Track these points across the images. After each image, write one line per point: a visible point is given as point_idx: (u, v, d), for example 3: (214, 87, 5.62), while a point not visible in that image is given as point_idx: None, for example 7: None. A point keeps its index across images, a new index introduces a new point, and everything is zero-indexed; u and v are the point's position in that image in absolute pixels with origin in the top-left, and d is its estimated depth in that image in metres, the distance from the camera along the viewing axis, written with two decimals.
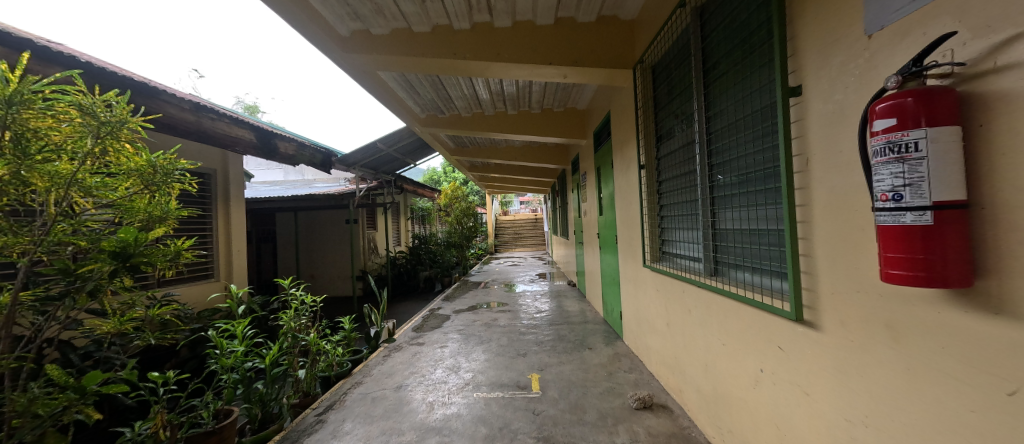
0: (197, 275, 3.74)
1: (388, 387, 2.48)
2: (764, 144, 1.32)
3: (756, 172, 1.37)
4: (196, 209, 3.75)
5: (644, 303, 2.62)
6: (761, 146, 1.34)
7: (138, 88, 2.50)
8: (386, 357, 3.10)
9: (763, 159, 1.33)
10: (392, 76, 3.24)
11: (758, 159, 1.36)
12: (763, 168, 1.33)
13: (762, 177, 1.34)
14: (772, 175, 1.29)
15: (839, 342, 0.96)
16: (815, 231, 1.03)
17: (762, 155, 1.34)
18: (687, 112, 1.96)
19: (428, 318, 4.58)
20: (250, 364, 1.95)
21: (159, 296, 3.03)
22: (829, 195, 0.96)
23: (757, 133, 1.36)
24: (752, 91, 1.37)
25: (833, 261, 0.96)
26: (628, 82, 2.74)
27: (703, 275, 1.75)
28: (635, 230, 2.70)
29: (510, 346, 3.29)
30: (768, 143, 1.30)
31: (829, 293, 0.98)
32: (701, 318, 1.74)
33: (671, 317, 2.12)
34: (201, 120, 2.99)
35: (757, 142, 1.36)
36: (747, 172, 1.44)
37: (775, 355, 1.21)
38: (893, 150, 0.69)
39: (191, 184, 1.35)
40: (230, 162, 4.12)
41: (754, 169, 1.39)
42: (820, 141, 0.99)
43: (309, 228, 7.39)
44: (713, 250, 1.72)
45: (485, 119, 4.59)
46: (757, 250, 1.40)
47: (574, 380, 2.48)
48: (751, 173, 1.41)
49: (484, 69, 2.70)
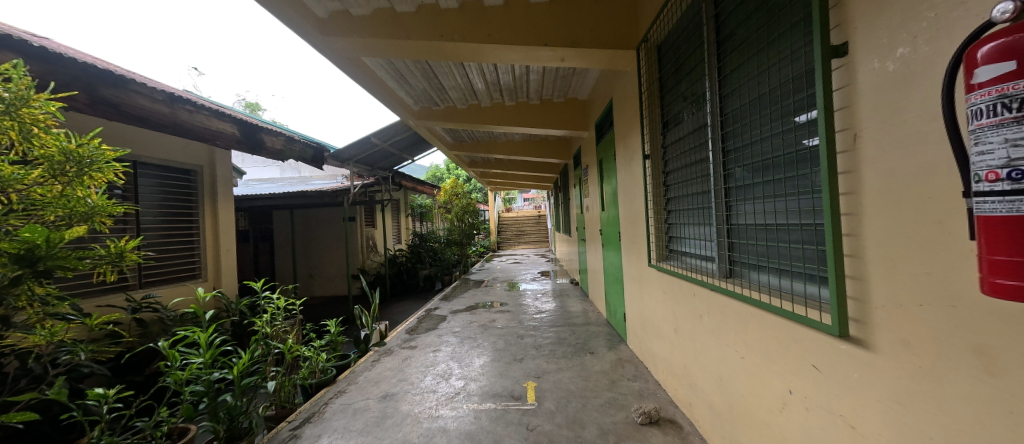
0: (182, 274, 3.59)
1: (373, 397, 2.31)
2: (793, 123, 1.11)
3: (783, 156, 1.16)
4: (180, 207, 3.61)
5: (649, 305, 2.40)
6: (790, 125, 1.13)
7: (102, 76, 2.32)
8: (375, 362, 2.93)
9: (793, 140, 1.11)
10: (379, 63, 3.05)
11: (785, 140, 1.15)
12: (791, 150, 1.12)
13: (791, 162, 1.13)
14: (803, 159, 1.08)
15: (901, 368, 0.74)
16: (864, 226, 0.81)
17: (791, 135, 1.12)
18: (696, 93, 1.74)
19: (423, 319, 4.39)
20: (217, 375, 1.79)
21: (136, 301, 2.91)
22: (887, 178, 0.74)
23: (786, 110, 1.14)
24: (780, 59, 1.15)
25: (893, 264, 0.75)
26: (630, 66, 2.52)
27: (716, 276, 1.54)
28: (640, 226, 2.48)
29: (507, 350, 3.10)
30: (797, 121, 1.09)
31: (887, 304, 0.77)
32: (713, 325, 1.53)
33: (679, 322, 1.91)
34: (176, 112, 2.83)
35: (784, 121, 1.15)
36: (770, 156, 1.23)
37: (809, 376, 1.00)
38: (1008, 107, 0.47)
39: (116, 172, 1.21)
40: (217, 158, 3.96)
41: (779, 153, 1.18)
42: (875, 111, 0.77)
43: (306, 226, 7.24)
44: (727, 248, 1.52)
45: (480, 111, 4.38)
46: (784, 249, 1.18)
47: (574, 389, 2.29)
48: (776, 158, 1.20)
49: (475, 53, 2.51)
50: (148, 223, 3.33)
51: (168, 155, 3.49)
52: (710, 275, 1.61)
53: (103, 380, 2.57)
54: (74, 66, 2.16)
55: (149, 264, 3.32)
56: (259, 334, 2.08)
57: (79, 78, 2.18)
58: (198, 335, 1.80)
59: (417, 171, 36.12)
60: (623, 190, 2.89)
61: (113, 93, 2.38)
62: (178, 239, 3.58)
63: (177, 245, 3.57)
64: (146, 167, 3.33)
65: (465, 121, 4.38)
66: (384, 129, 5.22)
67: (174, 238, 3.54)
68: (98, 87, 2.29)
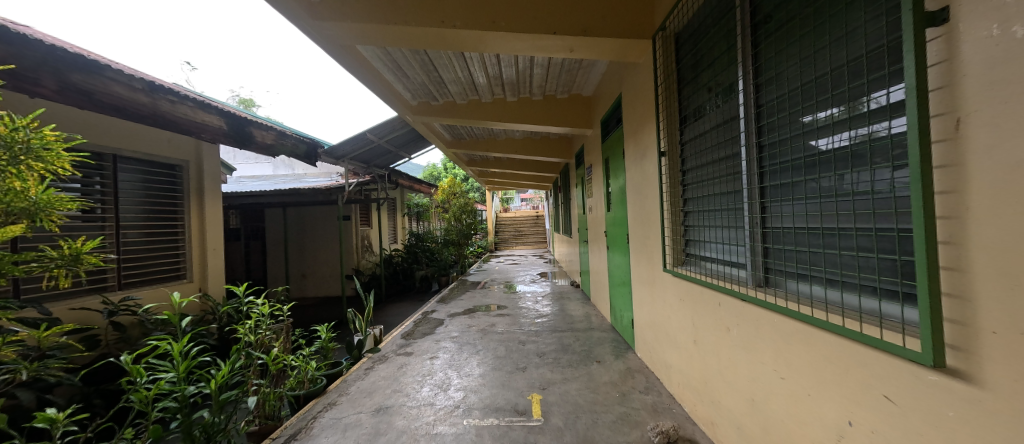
0: (165, 275, 3.39)
1: (365, 411, 2.14)
2: (850, 112, 0.96)
3: (835, 151, 1.02)
4: (164, 204, 3.42)
5: (662, 312, 2.25)
6: (845, 115, 0.98)
7: (75, 61, 2.12)
8: (369, 370, 2.75)
9: (850, 131, 0.97)
10: (375, 52, 2.87)
11: (839, 132, 1.00)
12: (846, 143, 0.98)
13: (847, 157, 0.99)
14: (861, 154, 0.94)
15: (1022, 413, 0.59)
16: (968, 233, 0.65)
17: (848, 126, 0.98)
18: (724, 83, 1.59)
19: (419, 323, 4.21)
20: (192, 389, 1.62)
21: (115, 303, 2.74)
22: (1004, 175, 0.59)
23: (838, 99, 1.00)
24: (836, 40, 1.00)
25: (1009, 282, 0.59)
26: (644, 57, 2.37)
27: (749, 286, 1.40)
28: (652, 228, 2.33)
29: (508, 357, 2.94)
30: (857, 110, 0.94)
31: (1001, 331, 0.61)
32: (744, 339, 1.39)
33: (699, 332, 1.76)
34: (157, 102, 2.63)
35: (837, 111, 1.01)
36: (817, 152, 1.09)
37: (879, 409, 0.85)
38: None
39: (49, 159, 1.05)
40: (203, 153, 3.76)
41: (829, 149, 1.04)
42: (989, 89, 0.61)
43: (299, 225, 7.03)
44: (761, 254, 1.38)
45: (481, 106, 4.21)
46: (839, 258, 1.04)
47: (582, 403, 2.13)
48: (826, 154, 1.06)
49: (480, 43, 2.35)
50: (129, 220, 3.14)
51: (150, 149, 3.29)
52: (740, 283, 1.48)
53: (73, 389, 2.39)
54: (41, 49, 1.96)
55: (131, 264, 3.13)
56: (240, 343, 1.89)
57: (47, 62, 1.98)
58: (171, 345, 1.62)
59: (415, 169, 35.81)
60: (633, 189, 2.74)
61: (86, 80, 2.17)
62: (162, 239, 3.39)
63: (161, 245, 3.37)
64: (127, 161, 3.14)
65: (466, 117, 4.21)
66: (380, 125, 5.04)
67: (158, 237, 3.34)
68: (69, 73, 2.10)
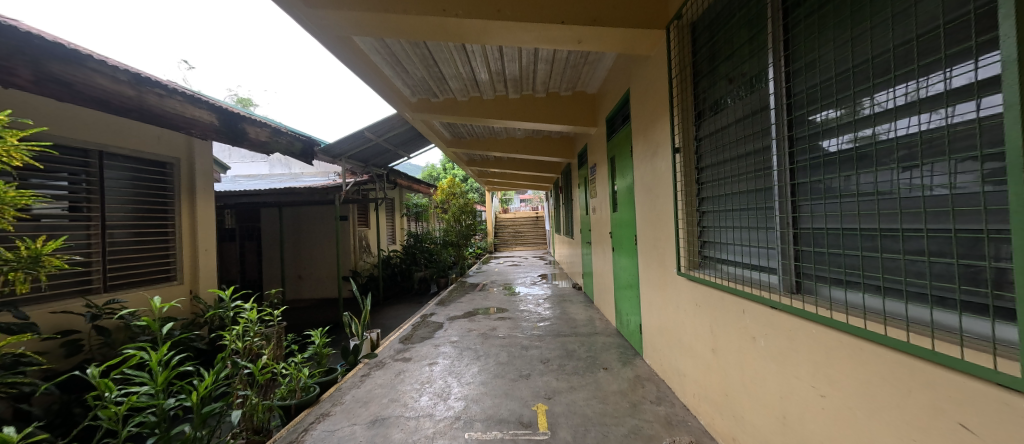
0: (155, 277, 3.26)
1: (360, 423, 2.01)
2: (922, 93, 0.81)
3: (897, 140, 0.87)
4: (154, 203, 3.29)
5: (675, 318, 2.14)
6: (913, 98, 0.83)
7: (52, 50, 1.97)
8: (365, 377, 2.63)
9: (919, 116, 0.82)
10: (372, 44, 2.74)
11: (904, 119, 0.85)
12: (915, 131, 0.83)
13: (912, 146, 0.84)
14: (937, 142, 0.80)
15: None
16: None
17: (915, 111, 0.83)
18: (748, 73, 1.47)
19: (417, 327, 4.08)
20: (171, 402, 1.48)
21: (99, 306, 2.61)
22: None
23: (902, 80, 0.86)
24: (899, 13, 0.87)
25: None
26: (655, 49, 2.26)
27: (780, 292, 1.28)
28: (664, 229, 2.21)
29: (511, 364, 2.81)
30: (935, 89, 0.79)
31: None
32: (775, 351, 1.27)
33: (718, 341, 1.65)
34: (144, 96, 2.48)
35: (900, 94, 0.86)
36: (867, 143, 0.96)
37: (955, 439, 0.74)
38: None
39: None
40: (196, 151, 3.63)
41: (886, 138, 0.91)
42: None
43: (296, 226, 6.90)
44: (793, 257, 1.26)
45: (483, 103, 4.09)
46: (899, 264, 0.91)
47: (591, 415, 2.01)
48: (882, 144, 0.92)
49: (483, 34, 2.26)
50: (116, 219, 3.01)
51: (138, 146, 3.16)
52: (768, 289, 1.36)
53: (50, 398, 2.26)
54: (17, 36, 1.80)
55: (118, 266, 3.00)
56: (227, 350, 1.74)
57: (22, 50, 1.83)
58: (150, 355, 1.49)
59: (413, 169, 35.51)
60: (642, 188, 2.63)
61: (67, 71, 2.03)
62: (152, 239, 3.26)
63: (151, 245, 3.25)
64: (114, 158, 3.02)
65: (466, 115, 4.09)
66: (378, 123, 4.91)
67: (147, 238, 3.21)
68: (47, 62, 1.94)
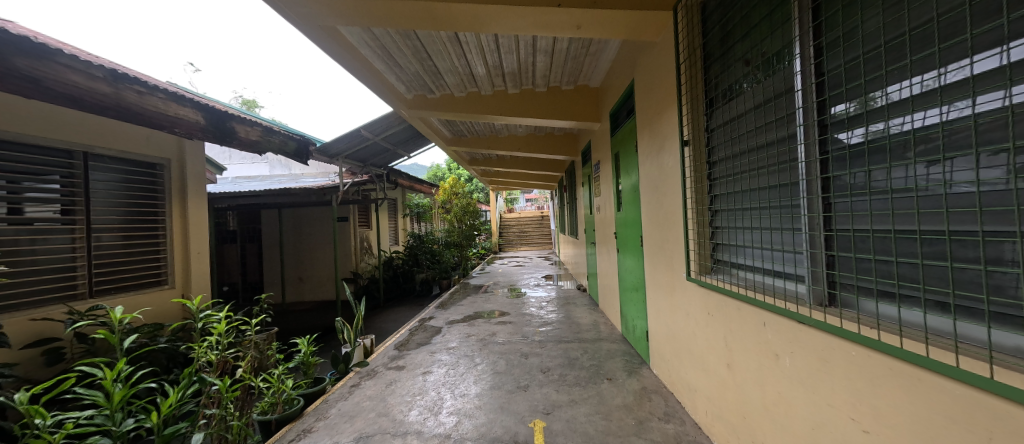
0: (145, 281, 3.15)
1: (343, 440, 1.86)
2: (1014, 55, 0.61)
3: (976, 120, 0.67)
4: (144, 206, 3.17)
5: (685, 327, 1.95)
6: (998, 64, 0.63)
7: (19, 44, 1.86)
8: (354, 388, 2.48)
9: (1008, 88, 0.61)
10: (358, 35, 2.58)
11: (986, 91, 0.65)
12: (1003, 105, 0.62)
13: (1002, 125, 0.64)
14: None
15: None
16: None
17: (1002, 80, 0.63)
18: (768, 51, 1.28)
19: (414, 332, 3.93)
20: (129, 424, 1.35)
21: (80, 314, 2.47)
22: None
23: (983, 41, 0.66)
24: None
25: None
26: (662, 34, 2.08)
27: (809, 304, 1.09)
28: (673, 229, 2.03)
29: (508, 374, 2.65)
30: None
31: None
32: (803, 372, 1.09)
33: (734, 356, 1.47)
34: (121, 93, 2.37)
35: (981, 57, 0.66)
36: (935, 125, 0.74)
37: None
38: None
39: None
40: (187, 151, 3.49)
41: (965, 115, 0.68)
42: None
43: (296, 227, 6.82)
44: (825, 264, 1.07)
45: (480, 99, 3.93)
46: (973, 277, 0.71)
47: (593, 433, 1.84)
48: (954, 124, 0.70)
49: (476, 21, 2.11)
50: (102, 223, 2.88)
51: (127, 147, 3.03)
52: (795, 301, 1.16)
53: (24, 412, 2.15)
54: None
55: (106, 270, 2.88)
56: (193, 365, 1.62)
57: None
58: (106, 373, 1.37)
59: (420, 170, 35.46)
60: (648, 185, 2.44)
61: (33, 66, 1.92)
62: (141, 243, 3.13)
63: (139, 251, 3.10)
64: (100, 159, 2.89)
65: (464, 111, 3.93)
66: (375, 121, 4.77)
67: (137, 242, 3.09)
68: (11, 57, 1.83)
